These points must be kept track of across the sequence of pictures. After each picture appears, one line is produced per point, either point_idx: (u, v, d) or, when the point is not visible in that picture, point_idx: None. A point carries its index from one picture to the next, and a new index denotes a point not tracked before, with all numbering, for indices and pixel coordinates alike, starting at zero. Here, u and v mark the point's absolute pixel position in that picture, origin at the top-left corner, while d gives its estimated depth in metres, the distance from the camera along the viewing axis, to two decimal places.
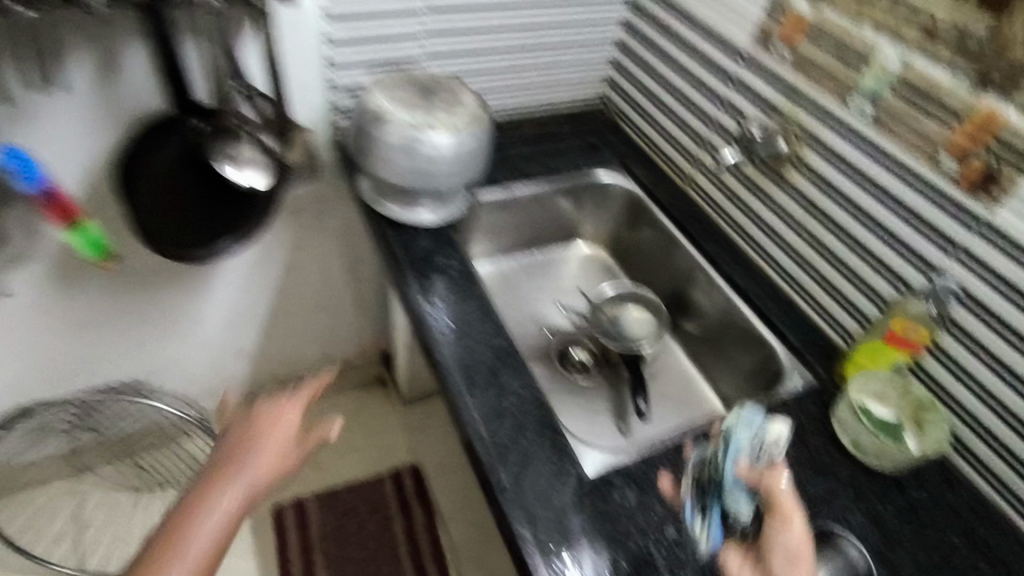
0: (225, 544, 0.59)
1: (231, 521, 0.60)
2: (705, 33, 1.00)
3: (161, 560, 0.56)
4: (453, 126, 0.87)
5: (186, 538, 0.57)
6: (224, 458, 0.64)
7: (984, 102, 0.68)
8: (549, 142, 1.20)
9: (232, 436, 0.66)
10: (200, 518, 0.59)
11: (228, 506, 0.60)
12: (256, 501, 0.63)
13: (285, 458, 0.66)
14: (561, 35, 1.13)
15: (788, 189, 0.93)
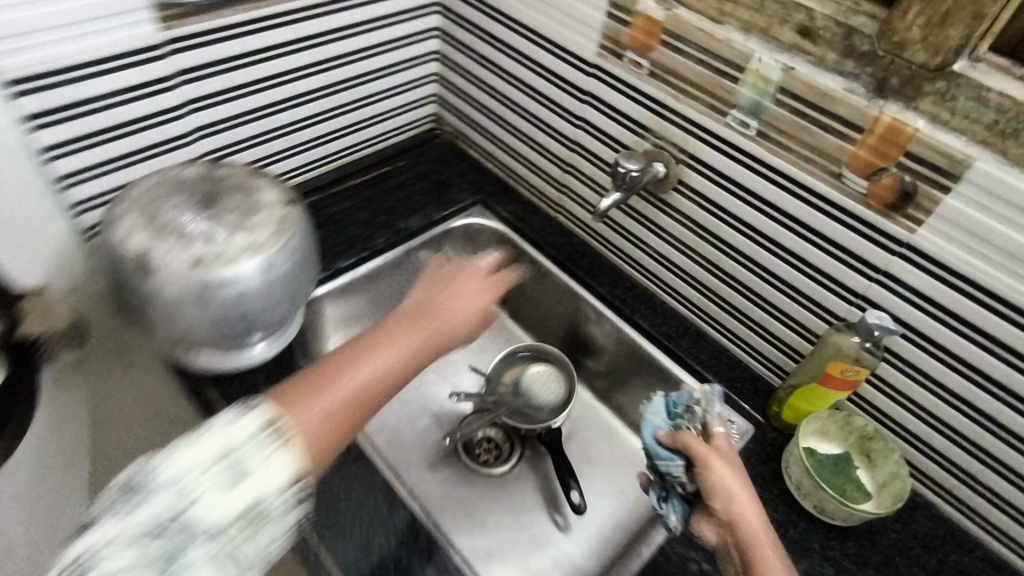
0: (359, 417, 0.52)
1: (377, 394, 0.53)
2: (546, 42, 0.85)
3: (309, 391, 0.50)
4: (261, 250, 0.64)
5: (335, 388, 0.51)
6: (416, 313, 0.59)
7: (886, 113, 0.58)
8: (391, 192, 1.01)
9: (429, 292, 0.61)
10: (329, 388, 0.50)
11: (379, 371, 0.53)
12: (408, 379, 0.55)
13: (450, 336, 0.59)
14: (371, 65, 0.94)
15: (675, 215, 0.82)
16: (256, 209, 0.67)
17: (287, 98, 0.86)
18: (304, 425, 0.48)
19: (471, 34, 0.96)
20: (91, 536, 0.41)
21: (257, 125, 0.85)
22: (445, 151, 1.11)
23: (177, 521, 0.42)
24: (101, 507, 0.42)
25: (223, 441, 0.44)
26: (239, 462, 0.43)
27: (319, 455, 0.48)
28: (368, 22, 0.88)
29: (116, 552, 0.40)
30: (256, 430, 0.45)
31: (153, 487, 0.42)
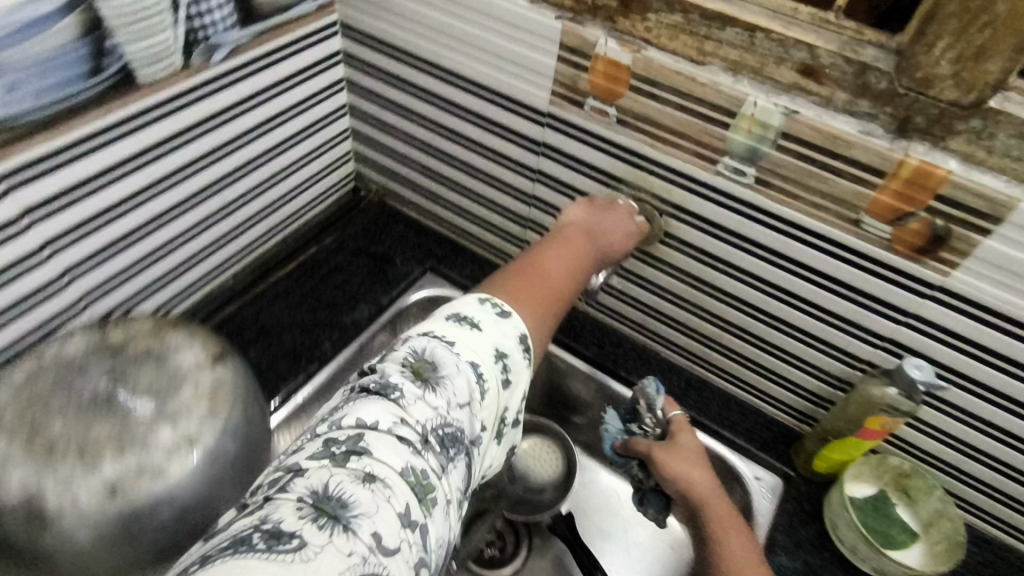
0: (562, 308, 0.62)
1: (568, 289, 0.63)
2: (485, 91, 0.73)
3: (530, 283, 0.60)
4: (199, 443, 0.50)
5: (546, 283, 0.61)
6: (584, 256, 0.65)
7: (912, 155, 0.51)
8: (326, 279, 0.87)
9: (564, 244, 0.65)
10: (545, 281, 0.61)
11: (563, 274, 0.63)
12: (581, 285, 0.65)
13: (611, 256, 0.68)
14: (271, 133, 0.79)
15: (663, 266, 0.74)
16: (178, 385, 0.52)
17: (179, 200, 0.71)
18: (533, 306, 0.58)
19: (389, 85, 0.83)
20: (361, 417, 0.45)
21: (147, 239, 0.70)
22: (376, 215, 0.97)
23: (443, 426, 0.46)
24: (332, 431, 0.45)
25: (490, 341, 0.52)
26: (504, 364, 0.52)
27: (541, 336, 0.58)
28: (261, 88, 0.73)
29: (384, 445, 0.43)
30: (519, 346, 0.54)
31: (443, 366, 0.49)
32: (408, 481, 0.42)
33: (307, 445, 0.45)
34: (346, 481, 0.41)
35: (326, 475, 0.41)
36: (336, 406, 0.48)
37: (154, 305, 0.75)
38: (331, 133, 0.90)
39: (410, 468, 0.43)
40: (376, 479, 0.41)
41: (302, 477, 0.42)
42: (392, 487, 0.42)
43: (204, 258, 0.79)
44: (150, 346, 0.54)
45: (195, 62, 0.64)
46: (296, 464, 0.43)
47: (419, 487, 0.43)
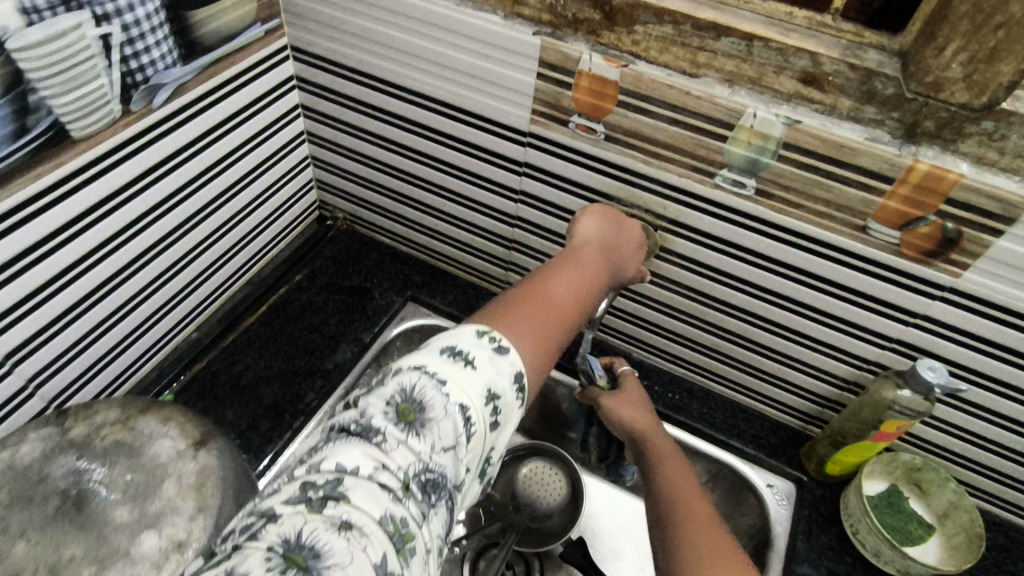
0: (566, 337, 0.53)
1: (575, 315, 0.54)
2: (457, 113, 0.68)
3: (528, 306, 0.51)
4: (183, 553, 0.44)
5: (548, 308, 0.52)
6: (590, 276, 0.57)
7: (922, 159, 0.49)
8: (299, 322, 0.81)
9: (569, 263, 0.57)
10: (546, 306, 0.52)
11: (570, 295, 0.54)
12: (591, 308, 0.57)
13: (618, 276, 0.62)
14: (223, 176, 0.72)
15: (659, 281, 0.71)
16: (149, 490, 0.46)
17: (129, 259, 0.64)
18: (529, 335, 0.49)
19: (348, 109, 0.77)
20: (341, 461, 0.38)
21: (101, 307, 0.63)
22: (348, 243, 0.92)
23: (426, 470, 0.40)
24: (310, 474, 0.38)
25: (482, 381, 0.44)
26: (494, 407, 0.44)
27: (538, 370, 0.49)
28: (207, 127, 0.67)
29: (362, 490, 0.37)
30: (512, 384, 0.46)
31: (430, 408, 0.41)
32: (385, 530, 0.36)
33: (280, 488, 0.38)
34: (320, 530, 0.35)
35: (300, 522, 0.35)
36: (314, 446, 0.41)
37: (113, 373, 0.68)
38: (289, 163, 0.83)
39: (388, 515, 0.37)
40: (351, 526, 0.35)
41: (274, 525, 0.35)
42: (369, 536, 0.35)
43: (164, 314, 0.72)
44: (121, 437, 0.49)
45: (133, 108, 0.57)
46: (269, 508, 0.36)
47: (397, 536, 0.37)
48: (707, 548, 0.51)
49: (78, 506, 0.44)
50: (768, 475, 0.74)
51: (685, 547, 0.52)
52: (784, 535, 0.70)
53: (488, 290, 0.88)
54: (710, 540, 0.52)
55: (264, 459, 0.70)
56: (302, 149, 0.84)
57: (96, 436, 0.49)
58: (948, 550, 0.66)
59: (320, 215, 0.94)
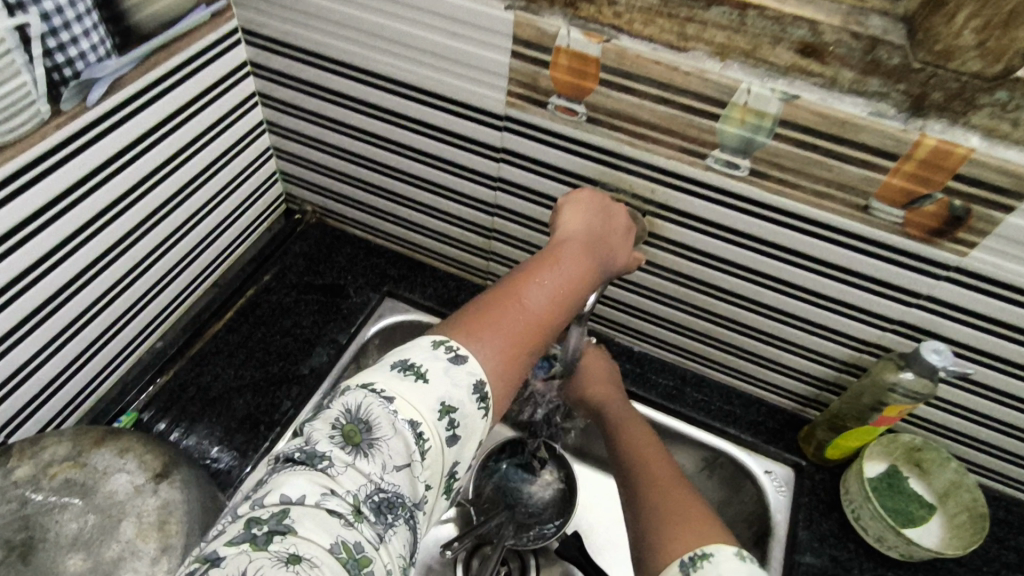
0: (542, 339, 0.48)
1: (554, 315, 0.49)
2: (426, 98, 0.63)
3: (497, 309, 0.47)
4: None
5: (521, 308, 0.47)
6: (577, 273, 0.51)
7: (929, 134, 0.46)
8: (269, 326, 0.77)
9: (555, 258, 0.51)
10: (518, 306, 0.47)
11: (551, 291, 0.49)
12: (575, 304, 0.51)
13: (611, 268, 0.57)
14: (176, 175, 0.67)
15: (649, 268, 0.67)
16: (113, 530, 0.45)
17: (76, 273, 0.59)
18: (492, 343, 0.45)
19: (309, 96, 0.71)
20: (285, 492, 0.36)
21: (48, 326, 0.58)
22: (319, 237, 0.87)
23: (379, 490, 0.37)
24: (254, 510, 0.36)
25: (434, 394, 0.40)
26: (450, 420, 0.41)
27: (504, 384, 0.45)
28: (154, 124, 0.61)
29: (311, 520, 0.35)
30: (471, 394, 0.42)
31: (378, 427, 0.38)
32: (337, 558, 0.34)
33: (225, 528, 0.36)
34: (266, 568, 0.32)
35: (244, 562, 0.33)
36: (260, 480, 0.39)
37: (69, 394, 0.64)
38: (250, 157, 0.78)
39: (340, 542, 0.35)
40: (300, 559, 0.33)
41: (218, 568, 0.33)
42: (320, 567, 0.33)
43: (122, 327, 0.68)
44: (71, 475, 0.47)
45: (64, 108, 0.52)
46: (212, 552, 0.34)
47: (352, 562, 0.34)
48: (670, 516, 0.50)
49: (24, 558, 0.43)
50: (767, 461, 0.72)
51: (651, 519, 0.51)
52: (785, 523, 0.68)
53: (469, 281, 0.84)
54: (677, 509, 0.51)
55: (248, 467, 0.66)
56: (262, 140, 0.79)
57: (43, 476, 0.46)
58: (951, 529, 0.65)
59: (288, 208, 0.89)
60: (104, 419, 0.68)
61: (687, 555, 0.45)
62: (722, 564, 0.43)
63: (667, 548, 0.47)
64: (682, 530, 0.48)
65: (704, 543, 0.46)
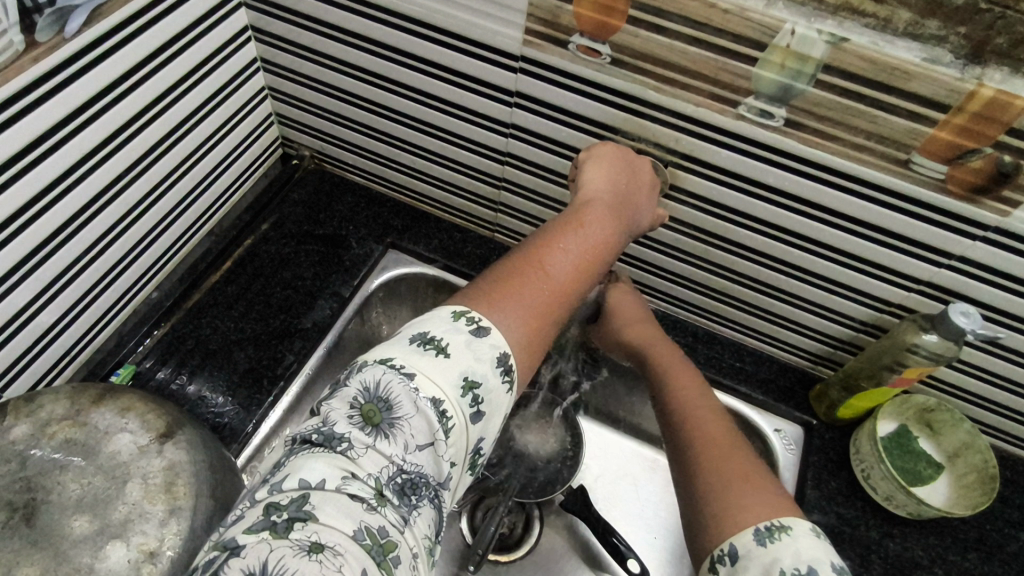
0: (567, 307, 0.46)
1: (580, 280, 0.46)
2: (435, 35, 0.59)
3: (521, 275, 0.44)
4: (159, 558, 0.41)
5: (547, 275, 0.45)
6: (603, 236, 0.49)
7: (987, 83, 0.43)
8: (269, 278, 0.74)
9: (582, 220, 0.49)
10: (543, 272, 0.45)
11: (576, 256, 0.47)
12: (600, 269, 0.49)
13: (636, 227, 0.54)
14: (164, 117, 0.62)
15: (667, 223, 0.64)
16: (119, 494, 0.43)
17: (62, 222, 0.55)
18: (517, 313, 0.43)
19: (306, 30, 0.66)
20: (304, 477, 0.34)
21: (39, 277, 0.55)
22: (319, 184, 0.82)
23: (401, 472, 0.36)
24: (272, 495, 0.34)
25: (457, 369, 0.39)
26: (473, 396, 0.39)
27: (528, 352, 0.43)
28: (141, 59, 0.56)
29: (331, 506, 0.33)
30: (495, 367, 0.40)
31: (398, 406, 0.37)
32: (362, 545, 0.33)
33: (242, 514, 0.34)
34: (288, 557, 0.31)
35: (264, 551, 0.31)
36: (276, 461, 0.37)
37: (62, 348, 0.61)
38: (243, 97, 0.73)
39: (363, 528, 0.33)
40: (323, 547, 0.31)
41: (237, 558, 0.31)
42: (344, 555, 0.32)
43: (114, 279, 0.65)
44: (71, 435, 0.45)
45: (39, 38, 0.47)
46: (230, 539, 0.32)
47: (377, 548, 0.33)
48: (729, 475, 0.46)
49: (28, 521, 0.42)
50: (778, 420, 0.71)
51: (707, 479, 0.47)
52: (793, 481, 0.67)
53: (475, 233, 0.81)
54: (738, 471, 0.47)
55: (251, 422, 0.65)
56: (256, 79, 0.74)
57: (42, 436, 0.45)
58: (959, 488, 0.65)
59: (285, 153, 0.85)
60: (102, 372, 0.66)
61: (762, 524, 0.42)
62: (802, 540, 0.40)
63: (732, 514, 0.43)
64: (746, 496, 0.44)
65: (777, 515, 0.42)
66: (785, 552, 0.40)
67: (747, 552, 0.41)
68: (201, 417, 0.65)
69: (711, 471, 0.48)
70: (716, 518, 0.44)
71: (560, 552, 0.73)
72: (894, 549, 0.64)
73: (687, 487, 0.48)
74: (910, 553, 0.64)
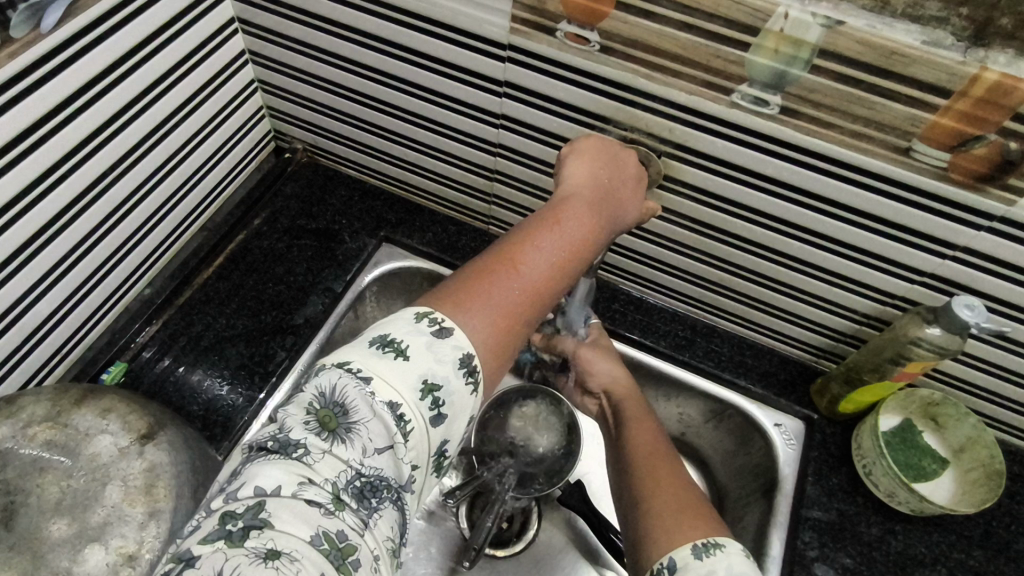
0: (540, 307, 0.45)
1: (554, 280, 0.45)
2: (422, 25, 0.57)
3: (491, 274, 0.43)
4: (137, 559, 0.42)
5: (518, 273, 0.44)
6: (583, 234, 0.47)
7: (990, 67, 0.41)
8: (260, 274, 0.73)
9: (563, 217, 0.47)
10: (515, 271, 0.44)
11: (551, 254, 0.45)
12: (579, 267, 0.48)
13: (622, 225, 0.53)
14: (148, 113, 0.61)
15: (663, 215, 0.63)
16: (100, 497, 0.43)
17: (47, 221, 0.55)
18: (485, 314, 0.41)
19: (292, 21, 0.64)
20: (259, 484, 0.33)
21: (29, 272, 0.55)
22: (311, 178, 0.82)
23: (360, 475, 0.35)
24: (227, 504, 0.33)
25: (417, 371, 0.38)
26: (434, 399, 0.38)
27: (498, 354, 0.42)
28: (122, 55, 0.55)
29: (287, 512, 0.32)
30: (457, 369, 0.39)
31: (354, 410, 0.36)
32: (319, 550, 0.32)
33: (198, 525, 0.33)
34: (243, 565, 0.30)
35: (219, 561, 0.31)
36: (234, 470, 0.36)
37: (53, 346, 0.61)
38: (232, 90, 0.72)
39: (321, 533, 0.33)
40: (279, 554, 0.31)
41: (193, 569, 0.31)
42: (301, 561, 0.31)
43: (103, 277, 0.64)
44: (51, 436, 0.45)
45: (14, 34, 0.46)
46: (185, 551, 0.32)
47: (335, 553, 0.32)
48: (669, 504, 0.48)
49: (7, 523, 0.42)
50: (777, 413, 0.69)
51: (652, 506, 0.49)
52: (794, 476, 0.65)
53: (470, 226, 0.80)
54: (674, 497, 0.49)
55: (246, 416, 0.65)
56: (245, 72, 0.73)
57: (23, 437, 0.45)
58: (963, 485, 0.63)
59: (278, 146, 0.84)
60: (93, 370, 0.66)
61: (699, 541, 0.44)
62: (733, 555, 0.42)
63: (669, 535, 0.45)
64: (683, 520, 0.46)
65: (710, 534, 0.44)
66: (719, 565, 0.41)
67: (684, 565, 0.42)
68: (189, 412, 0.65)
69: (655, 501, 0.49)
70: (654, 540, 0.46)
71: (555, 550, 0.72)
72: (895, 545, 0.63)
73: (631, 511, 0.50)
74: (911, 550, 0.63)
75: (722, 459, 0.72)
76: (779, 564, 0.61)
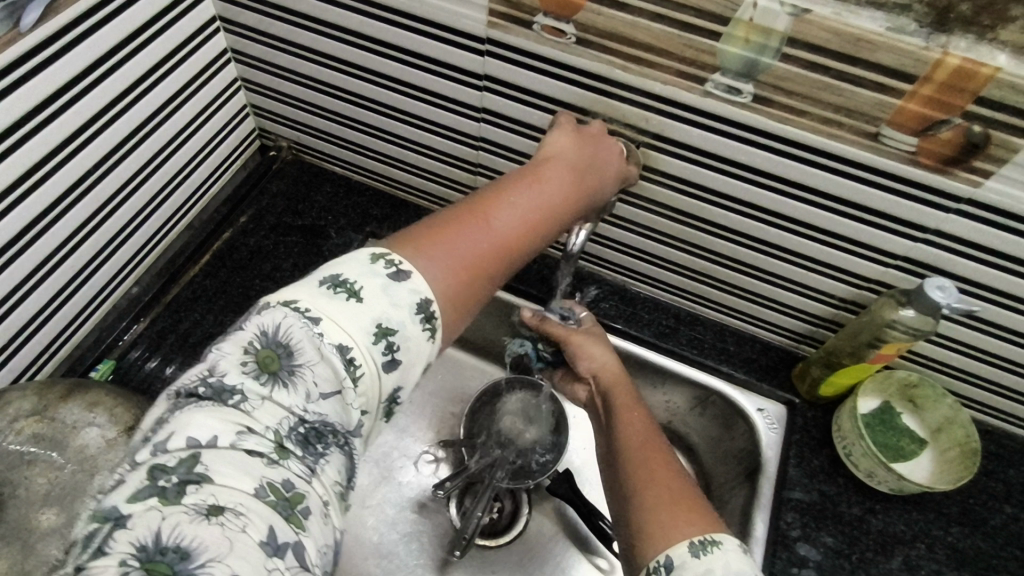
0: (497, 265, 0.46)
1: (512, 240, 0.46)
2: (402, 20, 0.58)
3: (454, 226, 0.44)
4: None
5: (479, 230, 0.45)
6: (547, 200, 0.49)
7: (952, 53, 0.42)
8: (246, 270, 0.74)
9: (529, 181, 0.48)
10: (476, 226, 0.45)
11: (513, 216, 0.47)
12: (543, 234, 0.49)
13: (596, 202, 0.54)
14: (131, 110, 0.61)
15: (643, 205, 0.64)
16: (87, 487, 0.44)
17: (32, 219, 0.55)
18: (443, 261, 0.42)
19: (273, 18, 0.65)
20: (192, 435, 0.34)
21: (14, 272, 0.55)
22: (296, 175, 0.82)
23: (304, 421, 0.36)
24: (156, 456, 0.33)
25: (370, 314, 0.38)
26: (388, 343, 0.39)
27: (452, 302, 0.43)
28: (104, 52, 0.56)
29: (225, 464, 0.33)
30: (414, 313, 0.40)
31: (300, 352, 0.37)
32: (265, 501, 0.33)
33: (123, 480, 0.33)
34: (184, 522, 0.31)
35: (155, 520, 0.31)
36: (158, 419, 0.36)
37: (41, 344, 0.62)
38: (216, 88, 0.72)
39: (265, 485, 0.33)
40: (221, 510, 0.32)
41: (124, 529, 0.31)
42: (247, 514, 0.32)
43: (90, 275, 0.65)
44: (38, 430, 0.46)
45: None
46: (113, 510, 0.31)
47: (282, 503, 0.33)
48: (659, 494, 0.48)
49: None
50: (759, 398, 0.70)
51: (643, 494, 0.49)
52: (777, 459, 0.66)
53: None
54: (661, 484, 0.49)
55: None
56: (228, 70, 0.73)
57: (10, 431, 0.45)
58: (941, 464, 0.65)
59: (262, 144, 0.84)
60: (81, 367, 0.66)
61: (698, 538, 0.44)
62: (731, 553, 0.43)
63: (663, 531, 0.45)
64: (676, 513, 0.46)
65: (707, 532, 0.44)
66: (716, 564, 0.42)
67: (681, 563, 0.42)
68: None
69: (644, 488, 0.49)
70: (647, 533, 0.46)
71: (544, 538, 0.73)
72: (876, 525, 0.64)
73: (622, 500, 0.50)
74: (892, 529, 0.64)
75: (709, 444, 0.73)
76: (762, 544, 0.62)
